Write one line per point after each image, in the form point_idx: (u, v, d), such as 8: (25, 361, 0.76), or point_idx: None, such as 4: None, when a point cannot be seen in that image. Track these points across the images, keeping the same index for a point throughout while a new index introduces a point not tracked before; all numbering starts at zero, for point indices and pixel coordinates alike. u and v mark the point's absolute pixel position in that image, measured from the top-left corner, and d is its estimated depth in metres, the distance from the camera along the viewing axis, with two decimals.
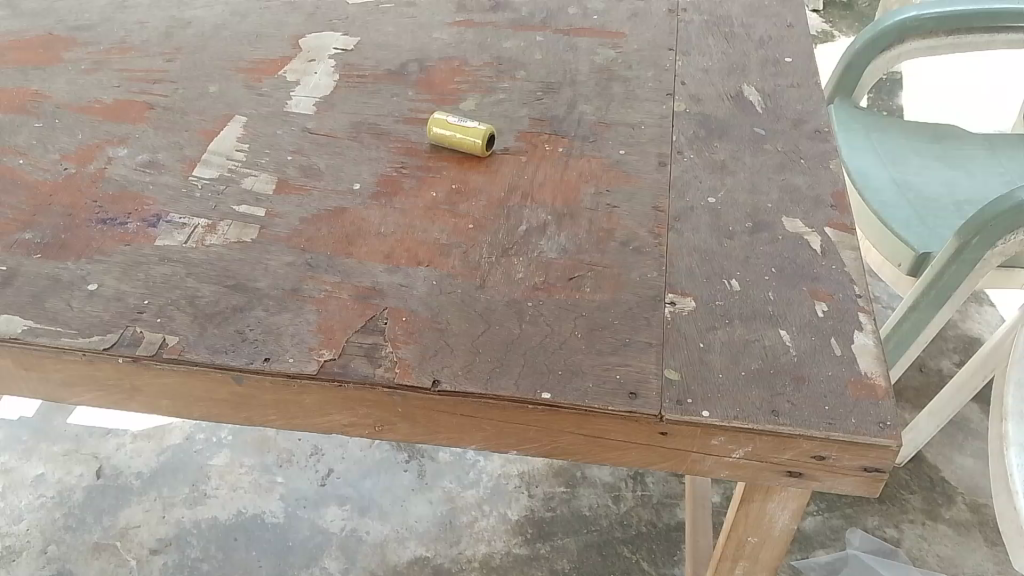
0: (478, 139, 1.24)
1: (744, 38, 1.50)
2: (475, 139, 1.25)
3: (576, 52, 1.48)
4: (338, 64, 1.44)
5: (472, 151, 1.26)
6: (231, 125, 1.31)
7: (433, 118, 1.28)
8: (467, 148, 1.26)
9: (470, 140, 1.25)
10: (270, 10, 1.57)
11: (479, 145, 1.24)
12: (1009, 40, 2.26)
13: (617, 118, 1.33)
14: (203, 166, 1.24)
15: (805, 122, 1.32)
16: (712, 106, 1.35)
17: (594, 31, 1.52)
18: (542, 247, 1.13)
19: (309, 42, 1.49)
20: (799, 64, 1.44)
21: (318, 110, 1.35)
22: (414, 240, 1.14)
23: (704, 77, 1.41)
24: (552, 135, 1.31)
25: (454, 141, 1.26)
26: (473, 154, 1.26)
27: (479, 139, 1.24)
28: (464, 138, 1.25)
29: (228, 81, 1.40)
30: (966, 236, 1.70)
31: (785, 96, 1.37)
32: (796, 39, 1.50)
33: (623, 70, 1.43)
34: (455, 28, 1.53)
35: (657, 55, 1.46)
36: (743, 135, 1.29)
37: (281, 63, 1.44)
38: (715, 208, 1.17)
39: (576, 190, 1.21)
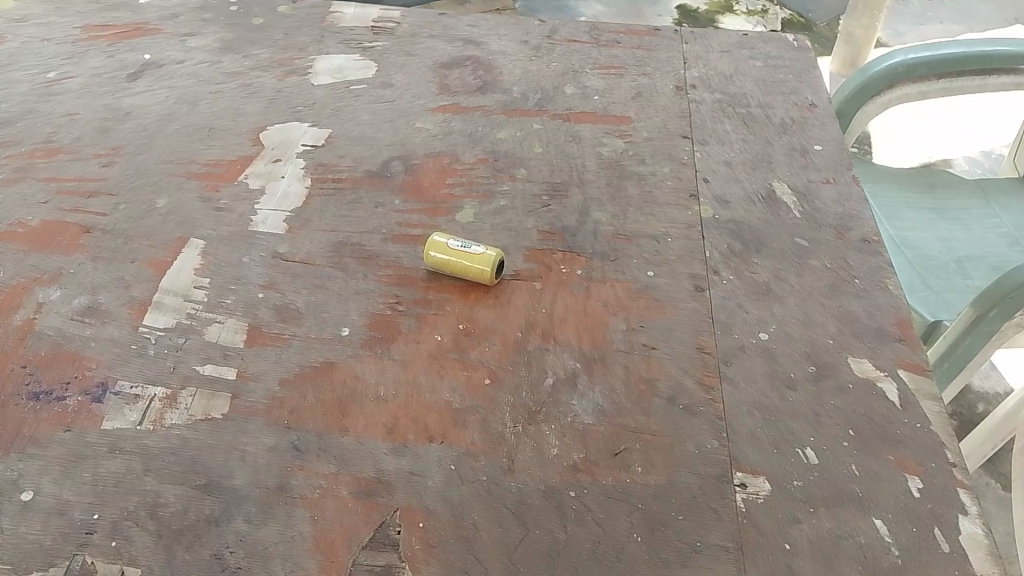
0: (488, 266, 1.06)
1: (765, 122, 1.34)
2: (482, 267, 1.06)
3: (580, 142, 1.30)
4: (309, 165, 1.24)
5: (481, 281, 1.07)
6: (186, 252, 1.11)
7: (430, 240, 1.09)
8: (474, 277, 1.07)
9: (479, 268, 1.06)
10: (223, 95, 1.36)
11: (490, 273, 1.06)
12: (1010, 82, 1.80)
13: (637, 228, 1.16)
14: (155, 310, 1.03)
15: (851, 229, 1.16)
16: (742, 209, 1.19)
17: (597, 116, 1.35)
18: (574, 407, 0.95)
19: (271, 137, 1.28)
20: (832, 153, 1.28)
21: (290, 228, 1.14)
22: (420, 405, 0.95)
23: (728, 172, 1.25)
24: (567, 252, 1.13)
25: (457, 269, 1.07)
26: (482, 283, 1.07)
27: (491, 266, 1.06)
28: (470, 266, 1.06)
29: (180, 191, 1.19)
30: (982, 306, 1.45)
31: (823, 195, 1.22)
32: (822, 121, 1.34)
33: (636, 166, 1.26)
34: (440, 116, 1.34)
35: (672, 145, 1.30)
36: (783, 249, 1.14)
37: (241, 165, 1.23)
38: (768, 347, 1.01)
39: (603, 325, 1.04)
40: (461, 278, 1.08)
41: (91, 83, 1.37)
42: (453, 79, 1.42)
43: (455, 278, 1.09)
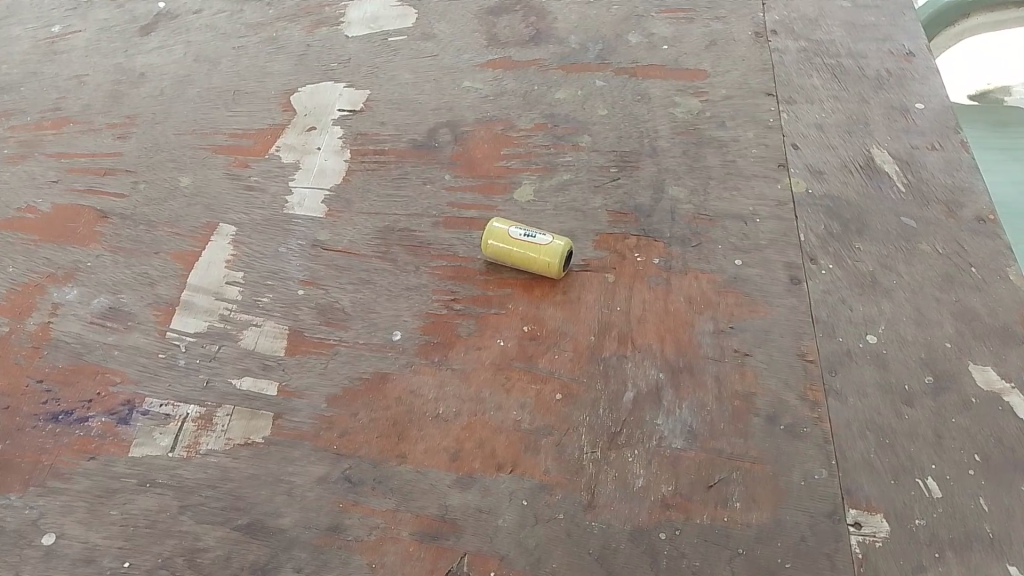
0: (556, 257, 0.93)
1: (858, 75, 1.19)
2: (550, 259, 0.93)
3: (650, 103, 1.16)
4: (348, 134, 1.11)
5: (547, 273, 0.94)
6: (216, 241, 0.99)
7: (489, 227, 0.96)
8: (538, 269, 0.94)
9: (545, 259, 0.94)
10: (247, 52, 1.22)
11: (558, 265, 0.93)
12: None
13: (720, 208, 1.03)
14: (184, 312, 0.92)
15: (963, 206, 1.02)
16: (839, 183, 1.06)
17: (666, 70, 1.20)
18: (660, 429, 0.84)
19: (303, 102, 1.15)
20: (936, 113, 1.13)
21: (330, 210, 1.02)
22: (486, 426, 0.83)
23: (821, 138, 1.11)
24: (642, 237, 1.00)
25: (520, 260, 0.95)
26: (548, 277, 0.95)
27: (559, 256, 0.93)
28: (535, 256, 0.94)
29: (204, 169, 1.06)
30: None
31: (929, 163, 1.07)
32: (923, 73, 1.18)
33: (713, 130, 1.12)
34: (490, 73, 1.20)
35: (754, 105, 1.15)
36: (889, 231, 1.00)
37: (272, 135, 1.10)
38: (878, 354, 0.89)
39: (688, 328, 0.92)
40: (523, 270, 0.96)
41: (100, 39, 1.24)
42: (502, 28, 1.27)
43: (517, 271, 0.96)
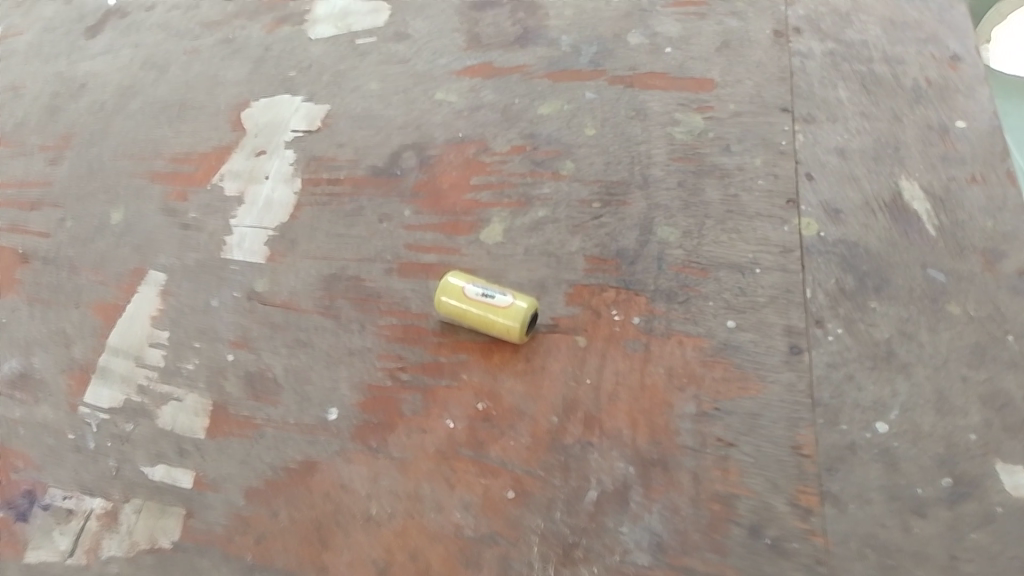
0: (519, 320, 0.81)
1: (892, 86, 1.03)
2: (508, 324, 0.81)
3: (645, 120, 1.01)
4: (301, 158, 0.99)
5: (507, 338, 0.82)
6: (142, 293, 0.90)
7: (443, 282, 0.84)
8: (497, 332, 0.82)
9: (506, 321, 0.81)
10: (200, 56, 1.10)
11: (520, 331, 0.81)
12: None
13: (715, 255, 0.89)
14: (99, 381, 0.85)
15: (1004, 257, 0.88)
16: (859, 224, 0.91)
17: (670, 79, 1.05)
18: (623, 540, 0.73)
19: (255, 118, 1.03)
20: (981, 135, 0.97)
21: (272, 254, 0.91)
22: (423, 533, 0.74)
23: (841, 167, 0.95)
24: (621, 291, 0.87)
25: (478, 320, 0.83)
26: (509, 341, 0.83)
27: (521, 320, 0.81)
28: (496, 316, 0.82)
29: (139, 202, 0.97)
30: None
31: (966, 200, 0.92)
32: (970, 84, 1.02)
33: (716, 155, 0.97)
34: (466, 82, 1.06)
35: (767, 124, 1.00)
36: (913, 287, 0.86)
37: (217, 160, 0.99)
38: (888, 448, 0.76)
39: (665, 409, 0.79)
40: (482, 331, 0.83)
41: (42, 41, 1.17)
42: (485, 26, 1.13)
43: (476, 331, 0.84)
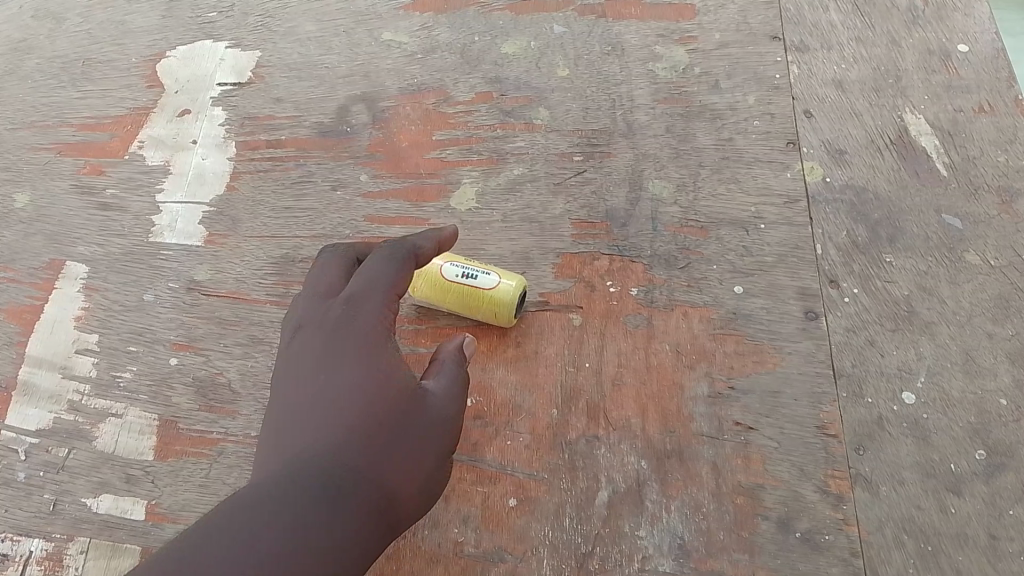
0: (507, 291, 0.72)
1: (885, 6, 0.94)
2: (496, 307, 0.72)
3: (623, 56, 0.90)
4: (234, 118, 0.86)
5: (495, 314, 0.73)
6: (62, 291, 0.77)
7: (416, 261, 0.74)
8: (482, 308, 0.73)
9: (492, 293, 0.72)
10: (102, 0, 0.96)
11: (510, 303, 0.72)
12: None
13: (713, 210, 0.80)
14: (22, 400, 0.72)
15: (1021, 195, 0.80)
16: (865, 166, 0.83)
17: (645, 7, 0.94)
18: (642, 544, 0.65)
19: (174, 71, 0.89)
20: (984, 60, 0.88)
21: (210, 236, 0.79)
22: (419, 554, 0.66)
23: (840, 102, 0.87)
24: (615, 259, 0.78)
25: (459, 297, 0.73)
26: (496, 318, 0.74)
27: (510, 294, 0.72)
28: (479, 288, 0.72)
29: (47, 179, 0.83)
30: None
31: (976, 133, 0.84)
32: (968, 3, 0.93)
33: (704, 93, 0.88)
34: (417, 20, 0.93)
35: (757, 56, 0.90)
36: (929, 235, 0.79)
37: (134, 124, 0.86)
38: (917, 420, 0.70)
39: (675, 393, 0.72)
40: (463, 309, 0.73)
41: None
42: None
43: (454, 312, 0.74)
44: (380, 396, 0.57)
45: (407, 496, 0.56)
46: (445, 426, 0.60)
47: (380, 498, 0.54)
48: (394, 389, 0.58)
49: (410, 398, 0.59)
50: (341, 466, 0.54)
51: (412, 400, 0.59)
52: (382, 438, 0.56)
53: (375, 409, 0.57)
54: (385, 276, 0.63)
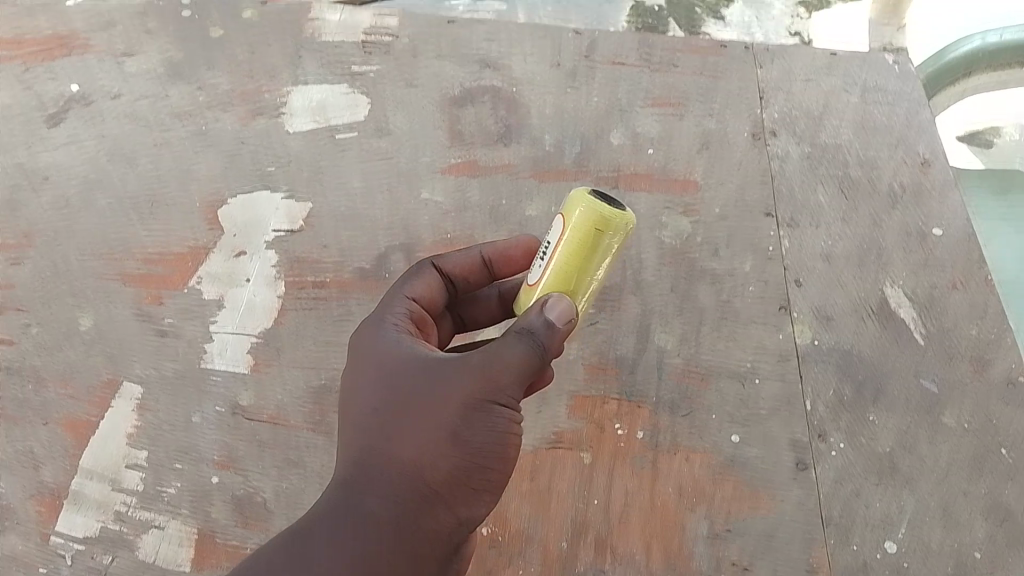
0: (573, 203, 0.63)
1: (867, 190, 1.04)
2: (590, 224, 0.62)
3: (634, 222, 1.00)
4: (283, 260, 0.95)
5: (601, 225, 0.62)
6: (117, 407, 0.84)
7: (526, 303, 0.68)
8: (587, 239, 0.62)
9: (569, 225, 0.63)
10: (171, 149, 1.04)
11: (590, 204, 0.62)
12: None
13: (714, 363, 0.89)
14: (72, 507, 0.80)
15: (991, 363, 0.89)
16: (850, 331, 0.92)
17: (653, 179, 1.04)
18: None
19: (232, 216, 0.99)
20: (958, 242, 0.99)
21: (256, 364, 0.87)
22: None
23: (828, 273, 0.97)
24: (623, 402, 0.86)
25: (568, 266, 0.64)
26: (605, 238, 0.63)
27: (578, 201, 0.63)
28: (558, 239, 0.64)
29: (110, 305, 0.91)
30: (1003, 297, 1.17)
31: (950, 308, 0.94)
32: (944, 191, 1.04)
33: (706, 258, 0.98)
34: (453, 182, 1.03)
35: (752, 228, 1.00)
36: (908, 397, 0.87)
37: (194, 260, 0.95)
38: (899, 567, 0.77)
39: (677, 531, 0.79)
40: (579, 270, 0.64)
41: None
42: (468, 121, 1.09)
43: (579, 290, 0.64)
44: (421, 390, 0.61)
45: (442, 471, 0.59)
46: (501, 380, 0.60)
47: (409, 474, 0.59)
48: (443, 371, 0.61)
49: (448, 371, 0.61)
50: (376, 445, 0.60)
51: (442, 373, 0.61)
52: (416, 413, 0.60)
53: (410, 384, 0.61)
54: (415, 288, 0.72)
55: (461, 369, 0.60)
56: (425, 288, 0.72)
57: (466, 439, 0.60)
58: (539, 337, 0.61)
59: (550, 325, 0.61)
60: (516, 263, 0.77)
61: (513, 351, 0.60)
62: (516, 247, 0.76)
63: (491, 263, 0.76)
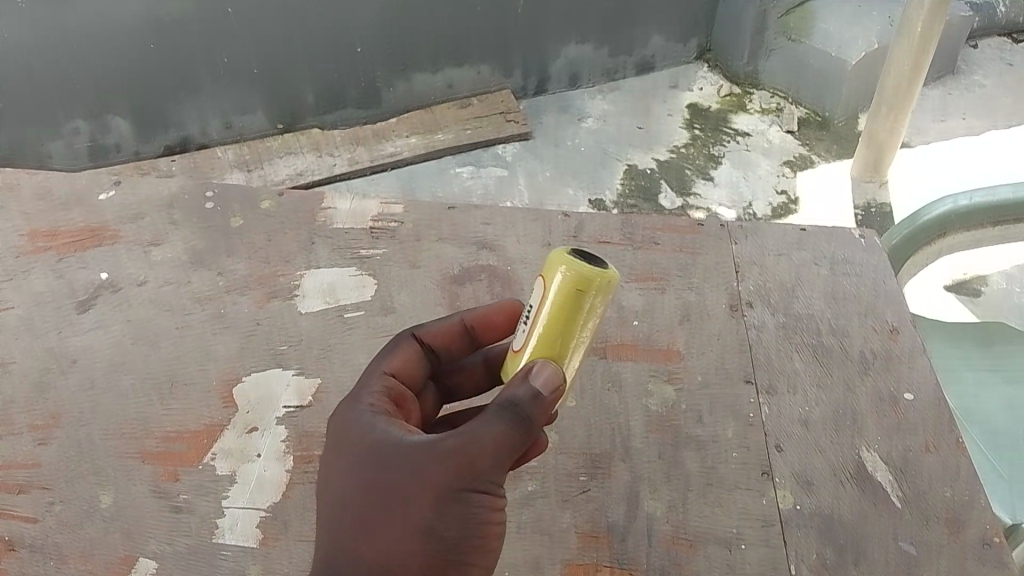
0: (556, 268, 0.75)
1: (840, 357, 1.11)
2: (571, 280, 0.74)
3: (622, 391, 1.07)
4: (292, 434, 1.02)
5: (581, 285, 0.74)
6: None
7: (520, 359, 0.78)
8: (571, 297, 0.74)
9: (554, 284, 0.74)
10: (192, 330, 1.12)
11: (571, 265, 0.74)
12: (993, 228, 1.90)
13: (700, 528, 0.93)
14: None
15: (966, 524, 0.94)
16: (830, 494, 0.96)
17: (639, 349, 1.12)
18: None
19: (245, 392, 1.06)
20: (928, 406, 1.05)
21: (265, 538, 0.92)
22: None
23: (806, 438, 1.02)
24: (615, 569, 0.90)
25: (558, 319, 0.75)
26: (585, 296, 0.74)
27: (559, 260, 0.75)
28: (544, 300, 0.76)
29: (129, 482, 0.96)
30: None
31: (924, 470, 0.99)
32: (912, 357, 1.12)
33: (691, 425, 1.03)
34: None
35: (733, 395, 1.07)
36: (888, 561, 0.90)
37: (209, 436, 1.01)
38: None
39: None
40: (569, 322, 0.75)
41: (34, 314, 1.13)
42: (466, 298, 1.18)
43: (564, 346, 0.75)
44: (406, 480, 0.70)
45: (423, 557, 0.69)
46: (480, 465, 0.68)
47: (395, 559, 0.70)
48: (422, 458, 0.70)
49: (428, 461, 0.70)
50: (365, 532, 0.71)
51: (423, 464, 0.70)
52: (399, 504, 0.70)
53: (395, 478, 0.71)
54: (397, 357, 0.86)
55: (441, 453, 0.69)
56: (403, 357, 0.87)
57: (450, 516, 0.69)
58: (520, 414, 0.70)
59: (529, 403, 0.70)
60: (495, 326, 0.91)
61: (488, 434, 0.69)
62: (497, 313, 0.91)
63: (471, 328, 0.90)
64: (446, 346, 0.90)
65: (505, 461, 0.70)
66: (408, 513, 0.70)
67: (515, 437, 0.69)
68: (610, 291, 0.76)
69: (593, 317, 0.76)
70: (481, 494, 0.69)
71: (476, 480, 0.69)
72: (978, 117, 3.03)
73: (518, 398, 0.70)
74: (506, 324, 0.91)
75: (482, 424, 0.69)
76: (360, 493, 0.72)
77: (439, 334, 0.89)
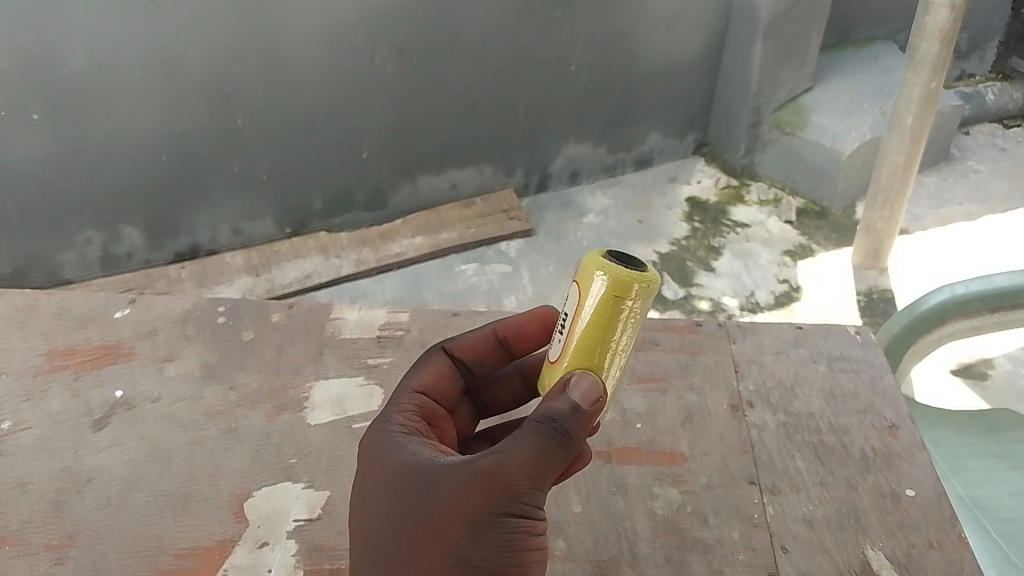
0: (594, 272, 0.86)
1: (841, 455, 1.13)
2: (609, 285, 0.85)
3: (627, 494, 1.08)
4: (303, 548, 1.04)
5: (619, 291, 0.85)
6: None
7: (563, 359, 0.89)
8: (609, 301, 0.85)
9: (595, 290, 0.86)
10: (204, 446, 1.14)
11: (608, 270, 0.85)
12: (998, 314, 1.88)
13: None
14: None
15: None
16: None
17: (643, 452, 1.14)
18: None
19: (256, 507, 1.07)
20: (930, 503, 1.06)
21: None
22: None
23: (811, 538, 1.03)
24: None
25: (598, 321, 0.86)
26: (622, 301, 0.85)
27: (598, 266, 0.86)
28: (584, 305, 0.87)
29: None
30: None
31: (930, 569, 0.99)
32: (912, 453, 1.13)
33: (697, 528, 1.04)
34: None
35: (737, 496, 1.08)
36: None
37: (220, 552, 1.03)
38: None
39: None
40: (607, 323, 0.86)
41: (50, 433, 1.16)
42: None
43: (603, 349, 0.87)
44: (443, 504, 0.76)
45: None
46: (515, 485, 0.74)
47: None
48: (458, 482, 0.76)
49: (465, 484, 0.75)
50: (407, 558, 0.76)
51: (459, 488, 0.75)
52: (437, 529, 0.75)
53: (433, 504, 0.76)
54: (428, 375, 0.97)
55: (476, 475, 0.75)
56: (437, 370, 0.98)
57: (486, 545, 0.73)
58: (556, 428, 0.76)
59: (564, 419, 0.77)
60: (528, 335, 1.02)
61: (521, 453, 0.74)
62: (529, 322, 1.02)
63: (503, 337, 1.01)
64: (480, 355, 1.01)
65: (538, 478, 0.75)
66: (446, 536, 0.75)
67: (550, 452, 0.75)
68: (646, 294, 0.87)
69: (631, 321, 0.87)
70: (518, 516, 0.74)
71: (512, 503, 0.74)
72: (973, 202, 3.09)
73: (555, 415, 0.78)
74: (539, 331, 1.03)
75: (517, 443, 0.75)
76: (402, 520, 0.78)
77: (474, 345, 1.00)
